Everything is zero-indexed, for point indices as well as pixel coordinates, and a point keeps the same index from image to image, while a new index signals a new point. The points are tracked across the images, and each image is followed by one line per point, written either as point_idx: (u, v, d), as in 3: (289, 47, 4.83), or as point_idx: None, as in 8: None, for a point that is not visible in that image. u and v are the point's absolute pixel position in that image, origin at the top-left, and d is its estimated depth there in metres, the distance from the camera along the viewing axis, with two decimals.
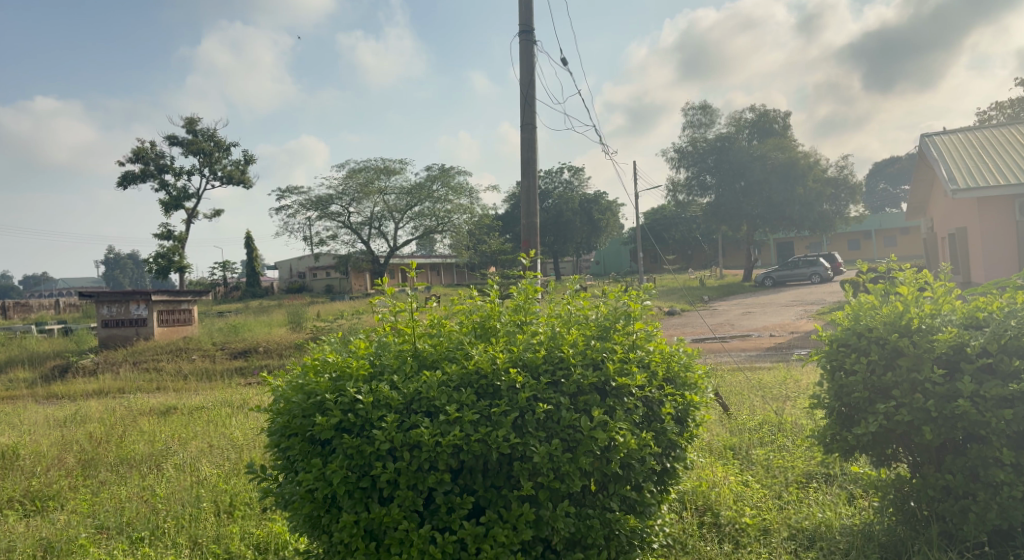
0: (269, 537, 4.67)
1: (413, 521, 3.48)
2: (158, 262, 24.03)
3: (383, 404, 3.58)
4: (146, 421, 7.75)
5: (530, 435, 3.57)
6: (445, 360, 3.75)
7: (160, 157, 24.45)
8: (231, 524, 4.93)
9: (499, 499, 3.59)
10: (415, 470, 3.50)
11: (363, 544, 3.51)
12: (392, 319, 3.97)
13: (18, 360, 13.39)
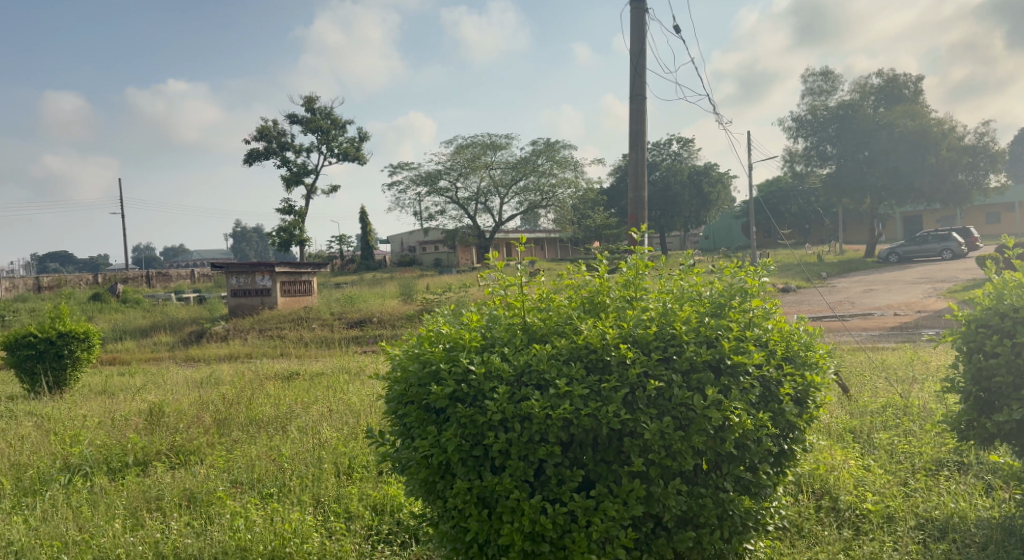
0: (385, 499, 4.86)
1: (524, 492, 3.51)
2: (281, 236, 25.17)
3: (495, 376, 3.61)
4: (272, 385, 8.18)
5: (641, 412, 3.53)
6: (554, 334, 3.75)
7: (282, 134, 25.45)
8: (349, 485, 5.14)
9: (609, 474, 3.56)
10: (526, 441, 3.52)
11: (476, 511, 3.57)
12: (503, 293, 3.96)
13: (161, 325, 14.39)
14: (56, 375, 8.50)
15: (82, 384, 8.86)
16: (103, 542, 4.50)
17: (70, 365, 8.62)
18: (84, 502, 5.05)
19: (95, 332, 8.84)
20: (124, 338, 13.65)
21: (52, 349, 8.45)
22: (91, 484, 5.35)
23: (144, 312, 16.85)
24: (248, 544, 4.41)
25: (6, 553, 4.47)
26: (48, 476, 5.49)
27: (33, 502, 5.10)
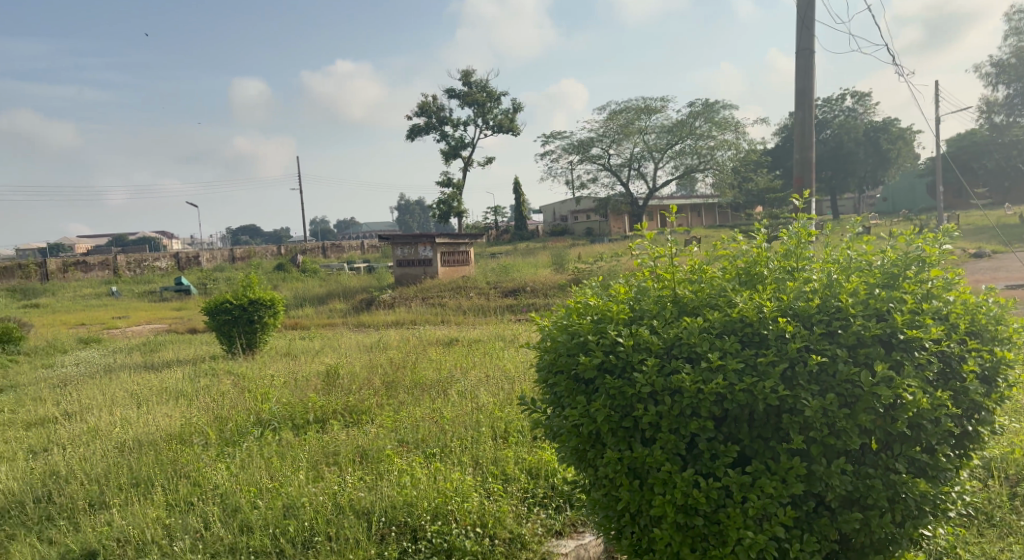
0: (539, 463, 5.05)
1: (676, 464, 3.31)
2: (440, 208, 26.16)
3: (643, 348, 3.45)
4: (435, 350, 8.70)
5: (801, 388, 3.25)
6: (707, 307, 3.54)
7: (441, 109, 26.36)
8: (506, 448, 5.37)
9: (766, 450, 3.30)
10: (678, 415, 3.33)
11: (627, 481, 3.42)
12: (651, 264, 3.82)
13: (335, 293, 15.48)
14: (249, 338, 9.39)
15: (271, 346, 9.73)
16: (291, 491, 4.58)
17: (260, 329, 9.47)
18: (274, 453, 5.37)
19: (280, 299, 9.65)
20: (304, 305, 14.81)
21: (245, 315, 9.29)
22: (279, 438, 5.74)
23: (321, 281, 18.16)
24: (414, 500, 4.47)
25: (213, 496, 4.67)
26: (245, 429, 5.90)
27: (233, 451, 5.43)
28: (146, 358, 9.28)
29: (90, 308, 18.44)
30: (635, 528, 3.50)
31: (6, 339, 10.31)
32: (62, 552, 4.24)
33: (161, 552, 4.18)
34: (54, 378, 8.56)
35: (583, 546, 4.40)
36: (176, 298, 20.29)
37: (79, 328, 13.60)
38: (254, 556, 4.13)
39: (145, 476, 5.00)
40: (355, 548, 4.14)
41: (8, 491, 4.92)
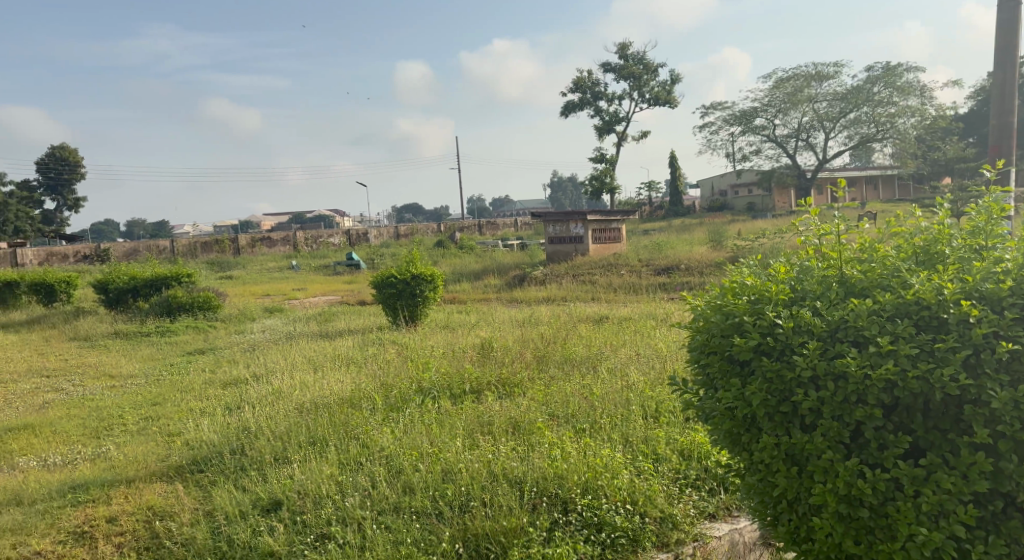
0: (692, 445, 5.01)
1: (839, 453, 3.16)
2: (593, 184, 26.14)
3: (805, 331, 3.27)
4: (586, 327, 8.82)
5: (987, 378, 2.96)
6: (878, 289, 3.31)
7: (596, 84, 26.17)
8: (657, 428, 5.39)
9: (944, 443, 3.06)
10: (841, 401, 3.15)
11: (784, 467, 3.31)
12: (817, 242, 3.66)
13: (490, 269, 15.94)
14: (411, 310, 9.89)
15: (430, 319, 10.22)
16: (448, 457, 4.84)
17: (422, 302, 9.93)
18: (434, 420, 5.67)
19: (439, 274, 10.08)
20: (461, 280, 15.36)
21: (407, 289, 9.80)
22: (439, 406, 6.08)
23: (477, 257, 18.71)
24: (565, 473, 4.57)
25: (379, 458, 5.02)
26: (407, 396, 6.27)
27: (397, 416, 5.79)
28: (320, 327, 10.03)
29: (273, 280, 20.04)
30: (793, 514, 3.37)
31: (205, 307, 11.48)
32: (255, 499, 4.67)
33: (336, 505, 4.50)
34: (243, 343, 9.45)
35: (737, 531, 4.40)
36: (347, 271, 21.61)
37: (264, 298, 14.87)
38: (415, 515, 4.39)
39: (321, 436, 5.45)
40: (508, 515, 4.27)
41: (211, 443, 5.54)
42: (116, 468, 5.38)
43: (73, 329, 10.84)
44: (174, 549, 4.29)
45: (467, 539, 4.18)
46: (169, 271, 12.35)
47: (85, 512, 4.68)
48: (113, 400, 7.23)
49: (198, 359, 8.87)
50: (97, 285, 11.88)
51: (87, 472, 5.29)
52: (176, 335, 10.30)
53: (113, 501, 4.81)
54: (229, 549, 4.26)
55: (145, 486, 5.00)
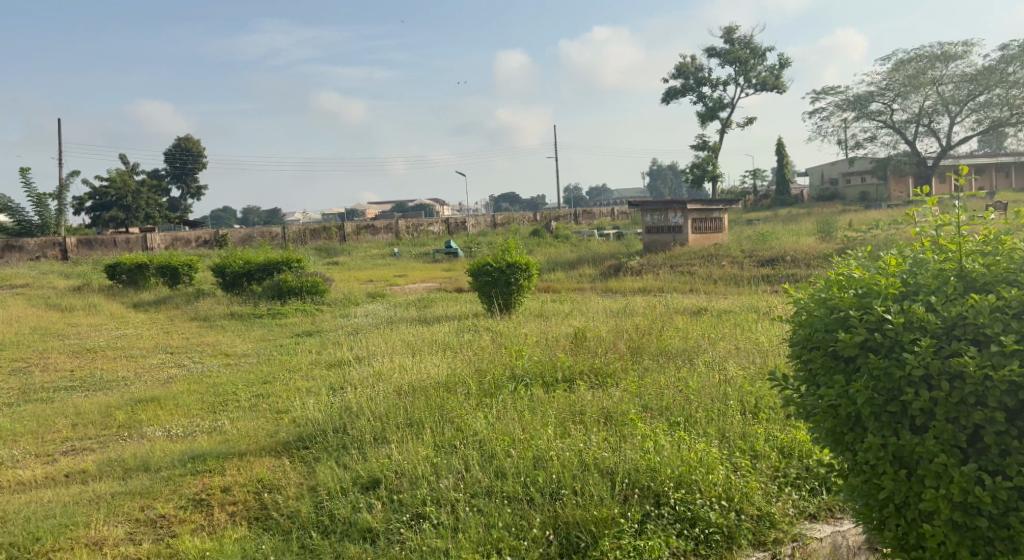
0: (793, 442, 4.80)
1: (954, 457, 2.88)
2: (694, 172, 25.62)
3: (917, 327, 2.97)
4: (682, 318, 8.68)
5: None
6: (1003, 284, 2.94)
7: (700, 70, 25.55)
8: (756, 424, 5.19)
9: None
10: (958, 402, 2.87)
11: (891, 470, 3.01)
12: (934, 235, 3.33)
13: (586, 259, 15.91)
14: (506, 298, 10.03)
15: (525, 307, 10.29)
16: (540, 444, 4.74)
17: (517, 291, 10.04)
18: (527, 408, 5.72)
19: (534, 263, 10.14)
20: (557, 269, 15.40)
21: (503, 277, 9.93)
22: (531, 393, 6.11)
23: (575, 246, 18.72)
24: (658, 466, 4.37)
25: (472, 442, 5.03)
26: (501, 382, 6.35)
27: (490, 402, 5.85)
28: (419, 313, 10.30)
29: (377, 266, 20.67)
30: (901, 519, 3.08)
31: (313, 291, 12.00)
32: (354, 477, 4.73)
33: (430, 486, 4.49)
34: (346, 327, 9.82)
35: (840, 533, 4.15)
36: (446, 259, 22.02)
37: (367, 283, 15.38)
38: (507, 500, 4.31)
39: (418, 419, 5.55)
40: (599, 505, 4.11)
41: (316, 421, 5.74)
42: (230, 441, 5.69)
43: (194, 309, 11.56)
44: (281, 520, 4.35)
45: (558, 526, 4.05)
46: (280, 256, 12.97)
47: (203, 482, 4.91)
48: (228, 378, 7.69)
49: (305, 341, 9.29)
50: (215, 268, 12.61)
51: (203, 444, 5.60)
52: (286, 317, 10.83)
53: (226, 473, 5.03)
54: (329, 524, 4.28)
55: (255, 460, 5.25)
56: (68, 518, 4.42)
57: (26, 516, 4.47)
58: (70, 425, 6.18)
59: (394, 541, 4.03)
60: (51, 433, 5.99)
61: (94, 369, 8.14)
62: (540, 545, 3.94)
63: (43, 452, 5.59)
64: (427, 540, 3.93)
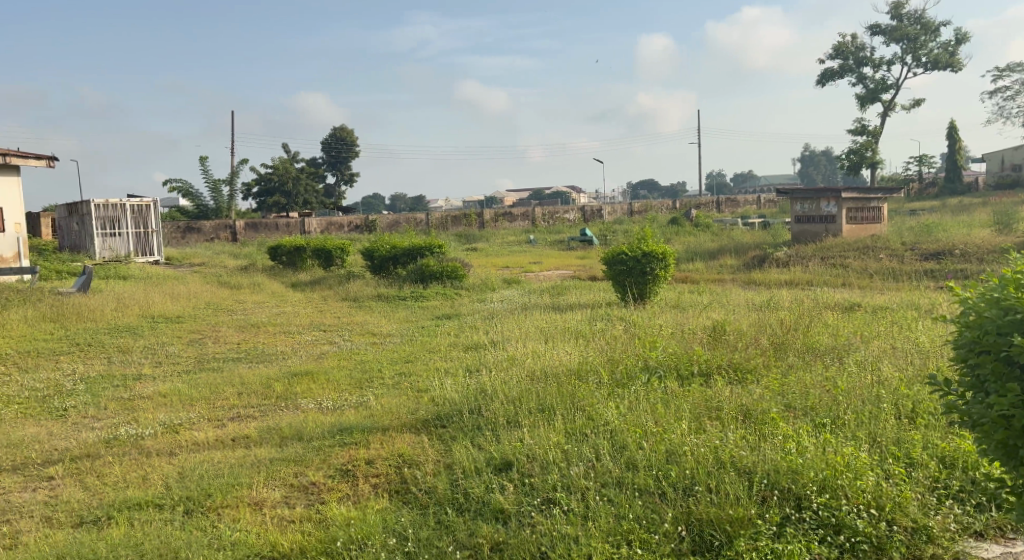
0: (957, 452, 4.16)
1: None
2: (850, 158, 24.06)
3: None
4: (832, 314, 8.17)
5: None
6: None
7: (860, 50, 23.94)
8: (913, 430, 4.53)
9: None
10: None
11: None
12: None
13: (729, 248, 15.37)
14: (640, 288, 9.86)
15: (661, 298, 10.07)
16: (674, 437, 4.34)
17: (652, 281, 9.84)
18: (658, 400, 5.04)
19: (671, 253, 9.89)
20: (697, 259, 14.98)
21: (638, 266, 9.75)
22: (664, 386, 5.44)
23: (719, 235, 18.11)
24: (800, 468, 3.94)
25: (603, 430, 4.67)
26: (634, 373, 5.79)
27: (622, 393, 5.31)
28: (553, 300, 10.32)
29: (514, 253, 20.90)
30: None
31: (452, 276, 12.30)
32: (488, 458, 4.72)
33: (561, 473, 4.33)
34: (483, 311, 10.01)
35: (1012, 554, 3.58)
36: (581, 248, 21.96)
37: (504, 269, 15.60)
38: (637, 492, 4.03)
39: (550, 404, 5.36)
40: (735, 504, 3.79)
41: (453, 402, 5.87)
42: (375, 416, 5.94)
43: (344, 291, 12.17)
44: (419, 495, 4.49)
45: (691, 522, 3.78)
46: (424, 241, 13.37)
47: (349, 453, 5.17)
48: (374, 356, 8.05)
49: (444, 324, 9.56)
50: (365, 252, 13.22)
51: (352, 418, 5.90)
52: (427, 300, 11.18)
53: (371, 445, 5.29)
54: (464, 501, 4.34)
55: (397, 435, 5.47)
56: (234, 479, 4.74)
57: (200, 474, 4.80)
58: (237, 393, 6.66)
59: (525, 524, 3.99)
60: (222, 399, 6.48)
61: (257, 342, 8.77)
62: (672, 540, 3.70)
63: (215, 417, 6.04)
64: (557, 526, 3.82)
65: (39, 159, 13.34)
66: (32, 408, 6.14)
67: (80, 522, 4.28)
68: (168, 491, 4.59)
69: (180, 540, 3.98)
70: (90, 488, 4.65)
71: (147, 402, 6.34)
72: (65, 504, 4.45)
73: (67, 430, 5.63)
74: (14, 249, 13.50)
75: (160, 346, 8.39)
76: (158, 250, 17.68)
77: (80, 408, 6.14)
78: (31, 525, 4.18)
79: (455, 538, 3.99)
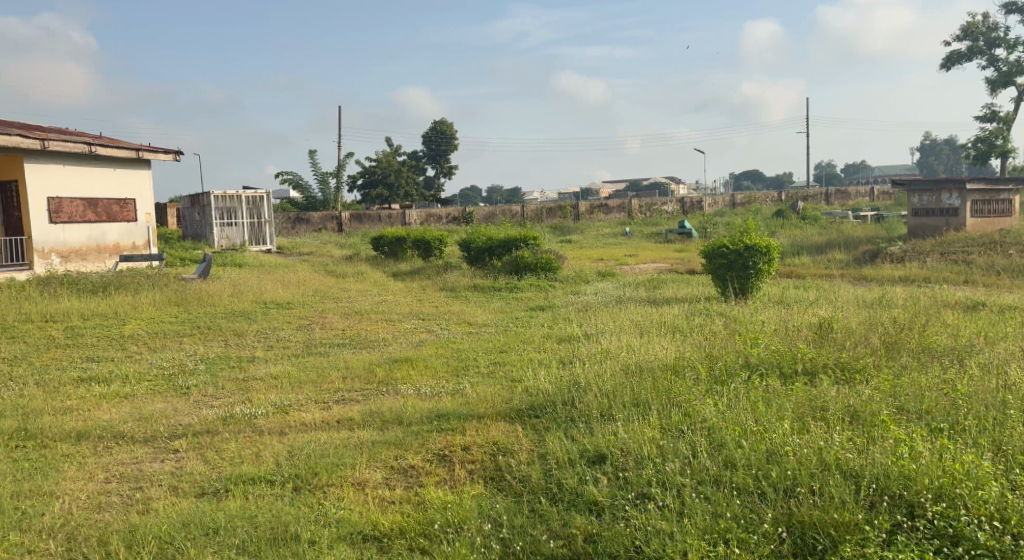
0: None
1: None
2: (978, 147, 22.81)
3: None
4: (952, 314, 7.80)
5: None
6: None
7: (993, 30, 22.58)
8: None
9: None
10: None
11: None
12: None
13: (838, 243, 14.86)
14: (742, 282, 9.67)
15: (764, 293, 9.85)
16: (775, 437, 4.27)
17: (755, 275, 9.65)
18: (760, 398, 4.96)
19: (775, 246, 9.67)
20: (802, 254, 14.54)
21: (740, 260, 9.58)
22: (767, 383, 5.33)
23: (827, 229, 17.51)
24: (913, 474, 3.80)
25: (700, 428, 4.63)
26: (733, 369, 5.71)
27: (721, 390, 5.25)
28: (650, 294, 10.24)
29: (609, 245, 20.82)
30: None
31: (546, 268, 12.39)
32: (581, 450, 4.78)
33: (656, 468, 4.33)
34: (578, 303, 10.05)
35: None
36: (679, 240, 21.66)
37: (599, 262, 15.57)
38: (736, 492, 4.00)
39: (644, 399, 5.36)
40: (840, 508, 3.73)
41: (547, 393, 5.95)
42: (471, 404, 6.10)
43: (442, 281, 12.43)
44: (513, 483, 4.59)
45: (792, 524, 3.75)
46: (519, 233, 13.49)
47: (446, 439, 5.32)
48: (470, 345, 8.23)
49: (539, 315, 9.65)
50: (462, 243, 13.48)
51: (448, 404, 6.07)
52: (522, 291, 11.30)
53: (467, 432, 5.42)
54: (557, 492, 4.42)
55: (492, 423, 5.59)
56: (339, 459, 4.97)
57: (308, 453, 5.06)
58: (342, 377, 6.95)
59: (619, 517, 4.03)
60: (327, 382, 6.77)
61: (360, 329, 9.10)
62: (771, 540, 3.67)
63: (321, 399, 6.33)
64: (652, 521, 3.84)
65: (167, 154, 14.21)
66: (160, 384, 6.60)
67: (203, 493, 4.58)
68: (279, 468, 4.85)
69: (290, 514, 4.20)
70: (210, 462, 4.97)
71: (261, 383, 6.70)
72: (189, 476, 4.77)
73: (190, 407, 6.03)
74: (144, 237, 14.43)
75: (272, 330, 8.82)
76: (271, 240, 18.44)
77: (201, 387, 6.55)
78: (160, 493, 4.51)
79: (548, 527, 4.08)
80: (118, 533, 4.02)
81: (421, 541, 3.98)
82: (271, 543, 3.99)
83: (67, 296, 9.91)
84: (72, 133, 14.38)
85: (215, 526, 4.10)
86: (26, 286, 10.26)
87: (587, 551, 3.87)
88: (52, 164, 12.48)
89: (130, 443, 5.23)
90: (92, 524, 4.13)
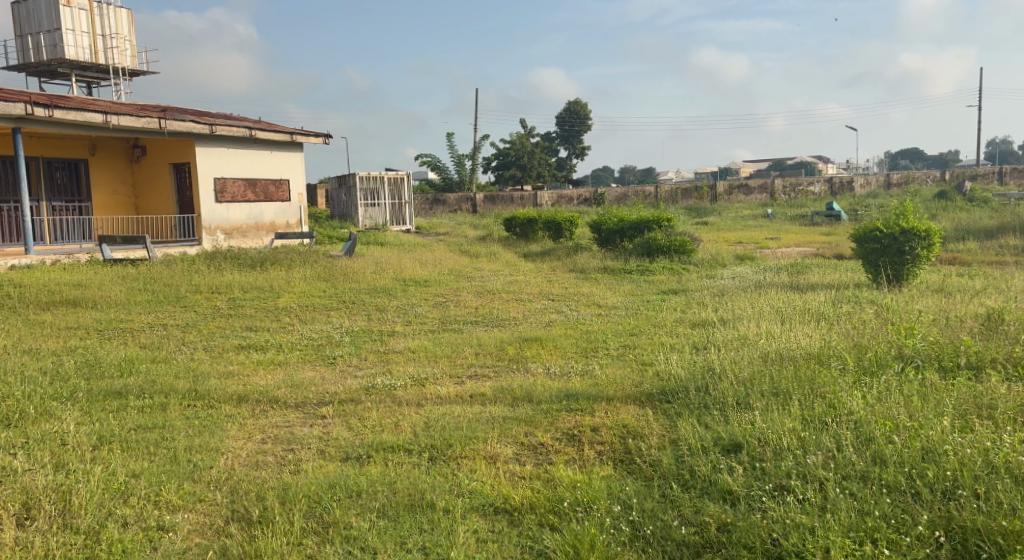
0: None
1: None
2: None
3: None
4: None
5: None
6: None
7: None
8: None
9: None
10: None
11: None
12: None
13: (1014, 228, 13.72)
14: (896, 269, 9.13)
15: (922, 279, 9.26)
16: (932, 434, 4.02)
17: (912, 261, 9.09)
18: (916, 392, 4.68)
19: (936, 231, 9.04)
20: (969, 239, 13.52)
21: (895, 245, 9.05)
22: (923, 377, 5.02)
23: (1001, 211, 16.13)
24: None
25: (846, 420, 4.42)
26: (885, 360, 5.39)
27: (871, 382, 4.98)
28: (792, 279, 9.84)
29: (749, 228, 20.13)
30: None
31: (681, 251, 12.16)
32: (715, 438, 4.69)
33: (796, 460, 4.18)
34: (714, 287, 9.84)
35: None
36: (826, 224, 20.65)
37: (738, 245, 15.11)
38: (886, 490, 3.83)
39: (784, 389, 5.17)
40: (1009, 515, 3.47)
41: (679, 378, 5.86)
42: (600, 385, 6.11)
43: (573, 262, 12.45)
44: (643, 467, 4.56)
45: (951, 529, 3.54)
46: (653, 214, 13.26)
47: (576, 419, 5.36)
48: (600, 327, 8.21)
49: (671, 299, 9.51)
50: (593, 225, 13.48)
51: (577, 385, 6.11)
52: (654, 274, 11.16)
53: (596, 413, 5.44)
54: (689, 479, 4.35)
55: (622, 406, 5.58)
56: (471, 432, 5.11)
57: (442, 425, 5.23)
58: (474, 353, 7.14)
59: (755, 508, 3.94)
60: (461, 357, 6.98)
61: (493, 307, 9.29)
62: (927, 545, 3.49)
63: (455, 374, 6.52)
64: (791, 514, 3.72)
65: (317, 137, 14.95)
66: (310, 354, 7.02)
67: (347, 457, 4.83)
68: (416, 438, 5.04)
69: (427, 483, 4.37)
70: (354, 429, 5.23)
71: (400, 356, 7.00)
72: (335, 440, 5.05)
73: (336, 376, 6.39)
74: (297, 216, 15.25)
75: (411, 306, 9.16)
76: (410, 221, 19.10)
77: (346, 357, 6.91)
78: (310, 455, 4.80)
79: (680, 513, 4.04)
80: (273, 490, 4.32)
81: (551, 518, 4.03)
82: (409, 509, 4.16)
83: (229, 269, 10.68)
84: (233, 118, 15.38)
85: (358, 490, 4.32)
86: (195, 259, 11.13)
87: (721, 541, 3.81)
88: (217, 146, 13.40)
89: (283, 408, 5.59)
90: (251, 480, 4.46)
